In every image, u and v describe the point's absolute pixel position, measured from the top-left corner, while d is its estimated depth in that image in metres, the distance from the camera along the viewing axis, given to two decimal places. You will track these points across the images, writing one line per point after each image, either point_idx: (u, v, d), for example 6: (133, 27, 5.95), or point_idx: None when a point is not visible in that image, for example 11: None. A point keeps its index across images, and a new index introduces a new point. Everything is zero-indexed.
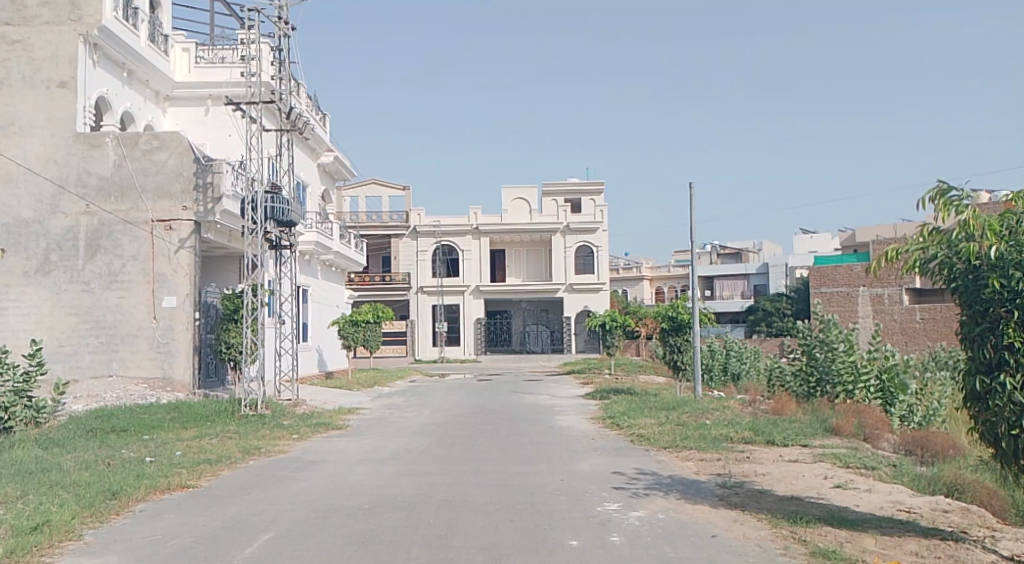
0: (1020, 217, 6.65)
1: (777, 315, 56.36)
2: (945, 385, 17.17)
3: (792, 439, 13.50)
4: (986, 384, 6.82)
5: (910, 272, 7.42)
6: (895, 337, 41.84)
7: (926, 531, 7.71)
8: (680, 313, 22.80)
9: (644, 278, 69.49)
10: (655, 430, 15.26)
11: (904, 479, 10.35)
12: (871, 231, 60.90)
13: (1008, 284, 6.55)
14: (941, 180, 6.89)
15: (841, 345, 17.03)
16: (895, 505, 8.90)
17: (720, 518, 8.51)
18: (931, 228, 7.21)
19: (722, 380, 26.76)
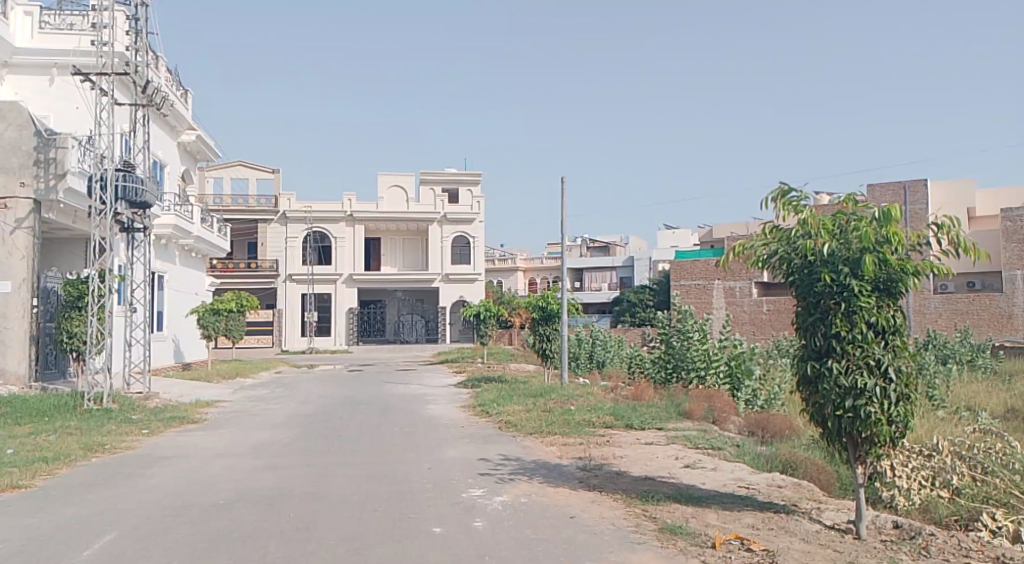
0: (849, 218, 7.35)
1: (640, 306, 58.65)
2: (785, 372, 18.11)
3: (648, 422, 14.18)
4: (816, 368, 7.42)
5: (754, 266, 7.99)
6: (744, 327, 44.55)
7: (761, 505, 8.32)
8: (550, 303, 23.30)
9: (518, 269, 70.42)
10: (523, 417, 15.59)
11: (746, 457, 11.08)
12: (728, 228, 64.34)
13: (837, 278, 7.23)
14: (782, 183, 7.50)
15: (695, 333, 18.07)
16: (736, 481, 9.56)
17: (578, 499, 8.87)
18: (773, 227, 7.82)
19: (587, 368, 27.67)
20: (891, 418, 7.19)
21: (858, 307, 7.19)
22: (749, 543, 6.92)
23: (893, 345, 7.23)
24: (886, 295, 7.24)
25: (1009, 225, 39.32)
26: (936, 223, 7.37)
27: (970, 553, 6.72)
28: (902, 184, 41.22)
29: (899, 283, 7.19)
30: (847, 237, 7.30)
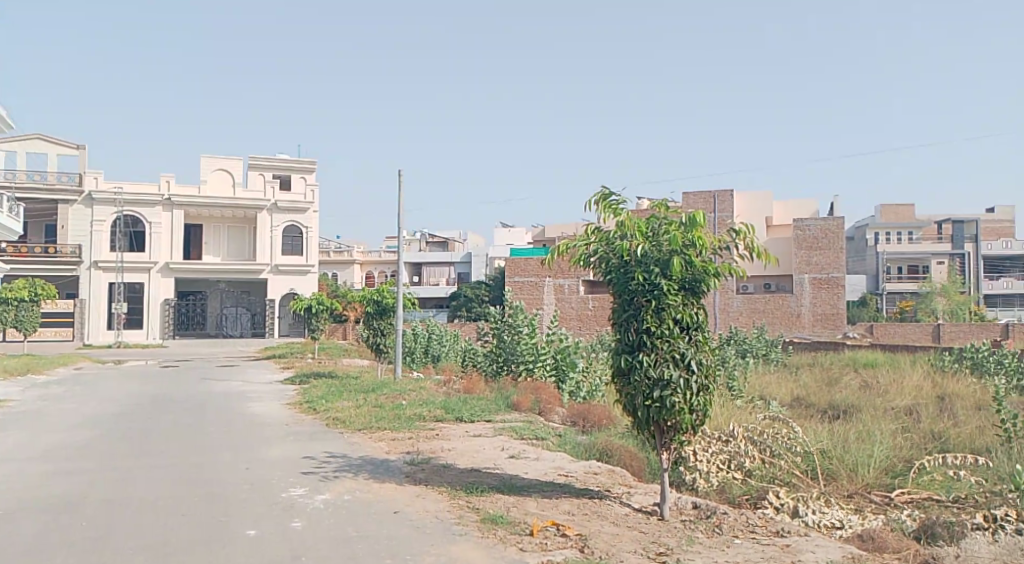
0: (662, 222, 7.86)
1: (476, 301, 59.36)
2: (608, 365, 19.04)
3: (478, 415, 14.44)
4: (628, 361, 7.88)
5: (576, 264, 8.37)
6: (572, 323, 46.48)
7: (578, 492, 8.74)
8: (385, 297, 23.11)
9: (353, 263, 69.17)
10: (350, 413, 15.38)
11: (567, 446, 11.58)
12: (561, 228, 66.54)
13: (650, 278, 7.72)
14: (605, 187, 7.89)
15: (525, 328, 18.47)
16: (557, 470, 9.97)
17: (403, 494, 8.92)
18: (594, 228, 8.22)
19: (422, 362, 27.67)
20: (692, 407, 7.78)
21: (666, 304, 7.71)
22: (564, 529, 7.27)
23: (695, 340, 7.81)
24: (691, 293, 7.82)
25: (799, 234, 43.32)
26: (734, 229, 8.03)
27: (755, 529, 7.41)
28: (712, 193, 44.36)
29: (703, 283, 7.78)
30: (659, 239, 7.81)
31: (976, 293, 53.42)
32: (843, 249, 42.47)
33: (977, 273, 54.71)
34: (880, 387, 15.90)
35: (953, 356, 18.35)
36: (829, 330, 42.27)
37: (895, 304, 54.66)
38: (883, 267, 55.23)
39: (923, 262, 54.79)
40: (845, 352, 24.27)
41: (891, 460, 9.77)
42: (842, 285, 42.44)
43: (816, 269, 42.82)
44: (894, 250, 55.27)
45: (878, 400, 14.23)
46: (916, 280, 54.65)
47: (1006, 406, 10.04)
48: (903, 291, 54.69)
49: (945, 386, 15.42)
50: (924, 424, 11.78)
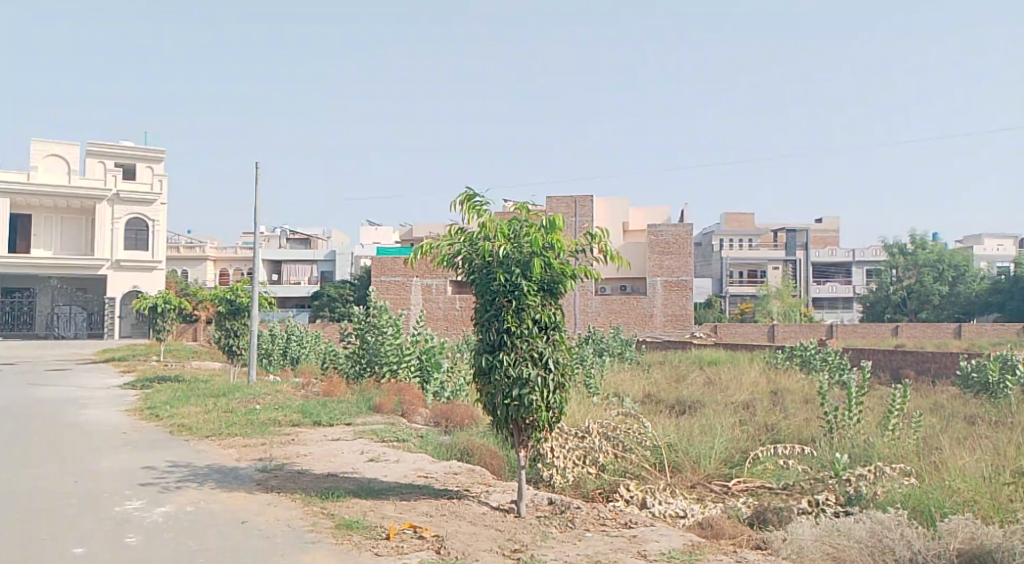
0: (523, 224, 8.09)
1: (340, 301, 58.12)
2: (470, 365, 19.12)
3: (336, 418, 14.25)
4: (489, 360, 8.02)
5: (439, 264, 8.46)
6: (438, 323, 46.58)
7: (437, 493, 8.83)
8: (240, 296, 22.24)
9: (206, 259, 66.12)
10: (198, 419, 14.76)
11: (428, 447, 11.66)
12: (427, 228, 66.35)
13: (510, 278, 7.91)
14: (469, 188, 8.02)
15: (389, 329, 18.25)
16: (416, 472, 10.01)
17: (253, 503, 8.70)
18: (458, 228, 8.32)
19: (281, 364, 26.84)
20: (549, 404, 8.04)
21: (526, 305, 7.92)
22: (421, 531, 7.33)
23: (553, 339, 8.08)
24: (549, 294, 8.08)
25: (652, 239, 45.29)
26: (589, 233, 8.36)
27: (606, 521, 7.80)
28: (574, 198, 45.60)
29: (560, 285, 8.07)
30: (520, 241, 8.02)
31: (807, 296, 57.71)
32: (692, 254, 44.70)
33: (807, 279, 58.74)
34: (721, 383, 16.91)
35: (785, 354, 19.80)
36: (677, 330, 44.39)
37: (736, 305, 58.48)
38: (727, 270, 58.65)
39: (760, 267, 58.66)
40: (694, 351, 25.61)
41: (729, 451, 10.46)
42: (690, 287, 44.66)
43: (667, 273, 44.91)
44: (736, 255, 58.76)
45: (722, 396, 15.15)
46: (754, 284, 58.56)
47: (828, 399, 11.02)
48: (744, 294, 58.37)
49: (779, 381, 16.65)
50: (759, 417, 12.69)
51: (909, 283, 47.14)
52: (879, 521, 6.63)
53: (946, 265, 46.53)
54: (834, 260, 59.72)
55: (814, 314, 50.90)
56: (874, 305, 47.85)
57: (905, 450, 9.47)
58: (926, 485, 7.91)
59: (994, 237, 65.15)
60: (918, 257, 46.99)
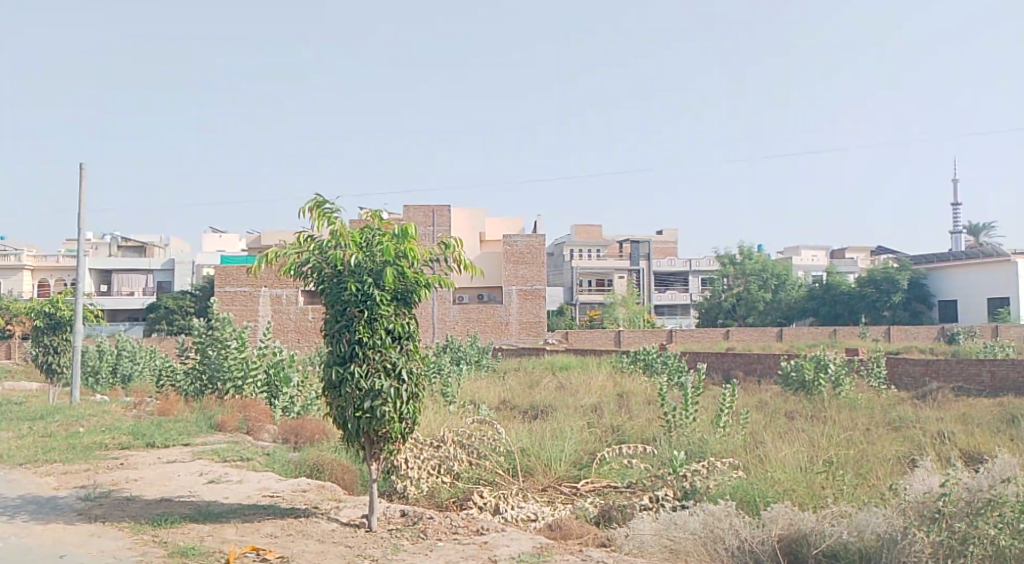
0: (376, 233, 7.86)
1: (179, 313, 55.05)
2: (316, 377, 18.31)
3: (173, 439, 13.55)
4: (339, 373, 7.72)
5: (289, 272, 8.10)
6: (288, 335, 45.24)
7: (282, 512, 8.58)
8: (60, 309, 20.62)
9: (24, 268, 60.81)
10: (12, 446, 13.57)
11: (274, 465, 11.32)
12: (275, 236, 64.25)
13: (362, 288, 7.66)
14: (319, 195, 7.74)
15: (233, 342, 17.52)
16: (261, 491, 9.69)
17: (75, 535, 8.10)
18: (308, 237, 8.01)
19: (109, 383, 25.08)
20: (401, 415, 7.84)
21: (378, 315, 7.69)
22: (265, 553, 7.10)
23: (406, 350, 7.87)
24: (402, 303, 7.87)
25: (508, 248, 46.04)
26: (443, 242, 8.22)
27: (457, 529, 7.85)
28: (431, 207, 45.57)
29: (414, 293, 7.87)
30: (372, 250, 7.79)
31: (649, 304, 60.45)
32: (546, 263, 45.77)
33: (649, 286, 61.69)
34: (571, 387, 17.41)
35: (630, 358, 20.64)
36: (531, 336, 45.23)
37: (586, 312, 60.38)
38: (577, 279, 60.45)
39: (607, 276, 60.96)
40: (545, 357, 26.22)
41: (579, 454, 10.69)
42: (542, 295, 45.72)
43: (522, 282, 45.72)
44: (585, 264, 60.66)
45: (569, 400, 15.64)
46: (602, 291, 60.67)
47: (667, 400, 11.60)
48: (592, 301, 60.32)
49: (624, 385, 17.35)
50: (606, 419, 13.17)
51: (737, 291, 50.18)
52: (710, 513, 6.95)
53: (770, 274, 49.88)
54: (672, 269, 63.07)
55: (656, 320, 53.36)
56: (707, 311, 51.02)
57: (734, 446, 10.14)
58: (752, 477, 8.49)
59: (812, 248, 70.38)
60: (745, 267, 50.11)
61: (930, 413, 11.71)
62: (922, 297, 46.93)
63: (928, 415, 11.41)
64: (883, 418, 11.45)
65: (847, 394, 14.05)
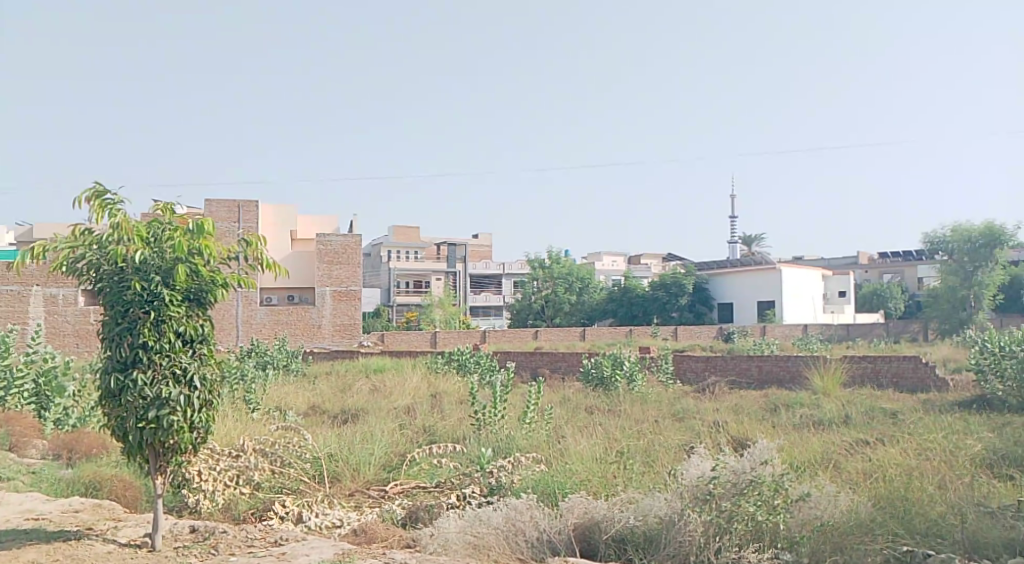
0: (164, 227, 7.05)
1: None
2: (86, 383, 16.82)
3: None
4: (119, 382, 6.91)
5: (58, 269, 7.10)
6: (66, 339, 41.52)
7: (49, 536, 7.85)
8: None
9: None
10: None
11: (41, 486, 10.33)
12: (50, 229, 58.50)
13: (147, 287, 6.87)
14: (98, 183, 6.83)
15: None
16: (24, 514, 8.83)
17: None
18: (84, 230, 7.04)
19: None
20: (192, 425, 7.13)
21: (167, 316, 6.93)
22: None
23: (198, 354, 7.16)
24: (195, 304, 7.15)
25: (322, 247, 44.91)
26: (244, 240, 7.51)
27: (253, 542, 7.58)
28: (236, 202, 43.55)
29: (208, 294, 7.18)
30: (160, 246, 6.99)
31: (464, 304, 61.23)
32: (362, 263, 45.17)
33: (464, 288, 62.57)
34: (384, 390, 17.31)
35: (444, 359, 20.80)
36: (345, 339, 44.30)
37: (403, 313, 59.98)
38: (394, 281, 60.06)
39: (424, 278, 61.03)
40: (358, 360, 25.84)
41: (388, 457, 10.51)
42: (359, 297, 44.98)
43: (336, 283, 44.77)
44: (404, 267, 60.41)
45: (378, 403, 15.54)
46: (419, 293, 60.67)
47: (477, 398, 11.76)
48: (409, 303, 60.12)
49: (437, 385, 17.48)
50: (418, 420, 13.21)
51: (546, 293, 52.26)
52: (515, 508, 6.85)
53: (574, 276, 52.53)
54: (488, 272, 64.42)
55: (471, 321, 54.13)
56: (519, 312, 52.73)
57: (538, 441, 10.47)
58: (553, 470, 8.80)
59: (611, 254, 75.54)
60: (554, 270, 52.19)
61: (709, 404, 12.79)
62: (705, 298, 50.59)
63: (707, 407, 12.47)
64: (670, 410, 12.34)
65: (640, 388, 15.02)
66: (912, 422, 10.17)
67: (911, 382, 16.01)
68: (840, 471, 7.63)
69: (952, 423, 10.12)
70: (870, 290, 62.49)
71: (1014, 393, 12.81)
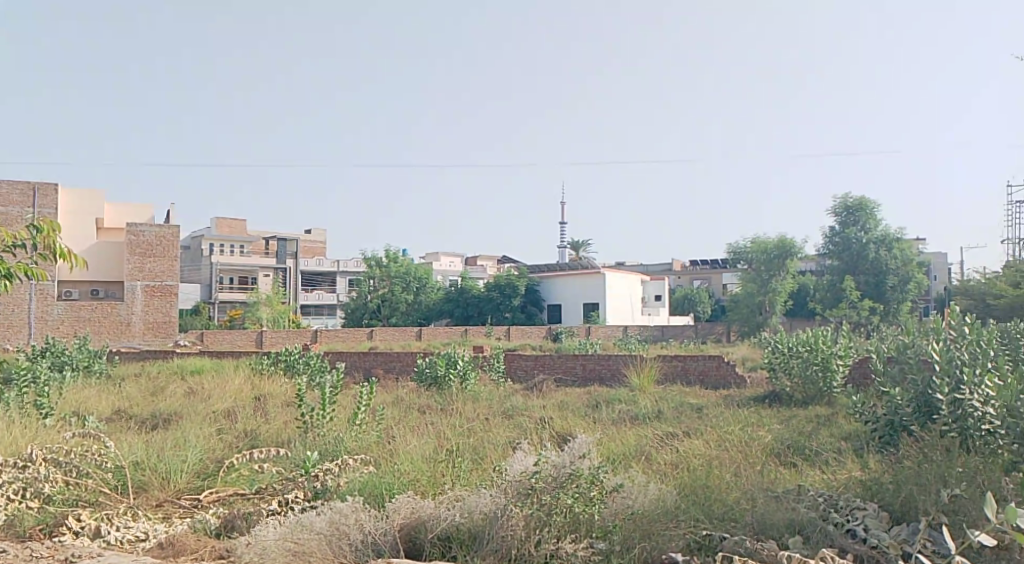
0: None
1: None
2: None
3: None
4: None
5: None
6: None
7: None
8: None
9: None
10: None
11: None
12: None
13: None
14: None
15: None
16: None
17: None
18: None
19: None
20: None
21: None
22: None
23: None
24: None
25: (133, 238, 42.13)
26: (34, 225, 6.90)
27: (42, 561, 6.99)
28: (32, 185, 39.85)
29: None
30: None
31: (294, 302, 59.46)
32: (178, 257, 42.88)
33: (294, 286, 60.85)
34: (202, 392, 16.48)
35: (269, 359, 20.04)
36: (158, 338, 41.86)
37: (225, 311, 57.19)
38: (217, 276, 57.12)
39: (251, 274, 58.63)
40: (170, 361, 24.39)
41: (203, 463, 9.99)
42: (175, 292, 42.53)
43: (148, 277, 42.16)
44: (227, 261, 57.44)
45: (194, 406, 14.77)
46: (244, 289, 58.07)
47: (305, 400, 11.46)
48: (233, 300, 57.28)
49: (261, 387, 16.88)
50: (238, 424, 12.67)
51: (382, 292, 51.51)
52: (338, 511, 6.76)
53: (411, 276, 52.11)
54: (320, 269, 63.44)
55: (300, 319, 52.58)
56: (354, 312, 51.70)
57: (367, 442, 10.37)
58: (380, 471, 8.75)
59: (447, 255, 75.95)
60: (391, 269, 51.48)
61: (537, 401, 13.20)
62: (535, 300, 52.18)
63: (534, 404, 12.85)
64: (499, 408, 12.62)
65: (472, 386, 15.27)
66: (715, 415, 11.04)
67: (714, 379, 17.30)
68: (651, 463, 8.13)
69: (750, 416, 11.07)
70: (682, 294, 66.99)
71: (798, 390, 14.37)
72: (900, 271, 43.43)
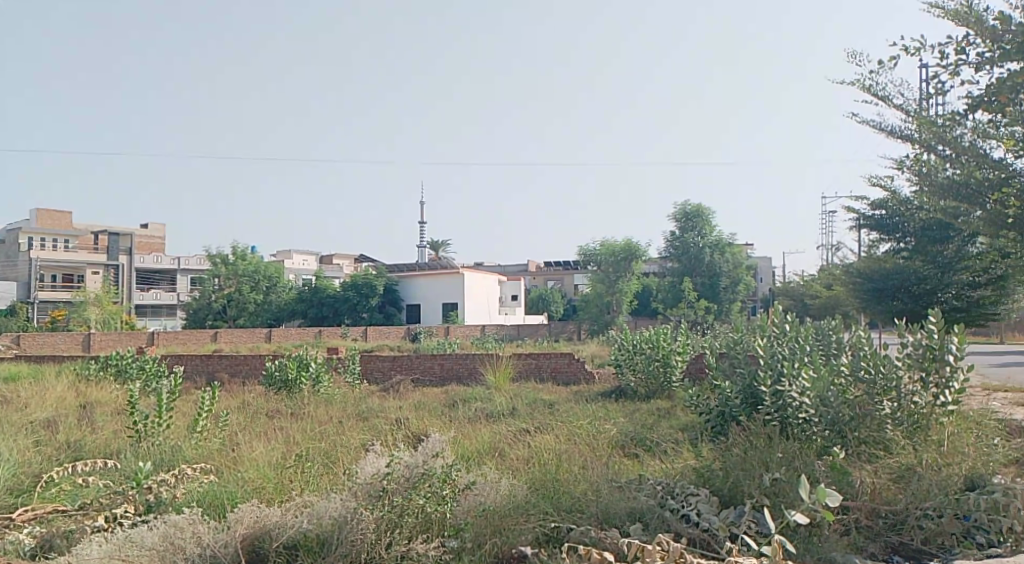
0: None
1: None
2: None
3: None
4: None
5: None
6: None
7: None
8: None
9: None
10: None
11: None
12: None
13: None
14: None
15: None
16: None
17: None
18: None
19: None
20: None
21: None
22: None
23: None
24: None
25: None
26: None
27: None
28: None
29: None
30: None
31: (128, 302, 55.84)
32: None
33: (128, 285, 57.16)
34: (19, 401, 15.12)
35: (97, 364, 18.67)
36: None
37: (46, 312, 52.70)
38: (37, 273, 52.58)
39: (78, 271, 54.34)
40: None
41: (19, 480, 9.15)
42: None
43: None
44: (47, 258, 53.22)
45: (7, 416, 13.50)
46: (69, 288, 53.91)
47: (138, 407, 10.76)
48: (55, 299, 52.87)
49: (89, 395, 15.70)
50: (61, 436, 11.69)
51: (228, 291, 49.27)
52: (171, 523, 6.35)
53: (261, 275, 50.16)
54: (158, 266, 60.46)
55: (134, 320, 49.39)
56: (196, 312, 48.92)
57: (208, 450, 9.88)
58: (223, 480, 8.35)
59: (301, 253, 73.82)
60: (237, 267, 49.50)
61: (393, 402, 13.01)
62: (394, 300, 51.46)
63: (391, 405, 12.67)
64: (354, 410, 12.36)
65: (325, 389, 14.92)
66: (565, 410, 11.33)
67: (566, 375, 17.76)
68: (503, 460, 8.22)
69: (598, 411, 11.42)
70: (537, 294, 68.43)
71: (642, 385, 14.94)
72: (731, 273, 46.33)
